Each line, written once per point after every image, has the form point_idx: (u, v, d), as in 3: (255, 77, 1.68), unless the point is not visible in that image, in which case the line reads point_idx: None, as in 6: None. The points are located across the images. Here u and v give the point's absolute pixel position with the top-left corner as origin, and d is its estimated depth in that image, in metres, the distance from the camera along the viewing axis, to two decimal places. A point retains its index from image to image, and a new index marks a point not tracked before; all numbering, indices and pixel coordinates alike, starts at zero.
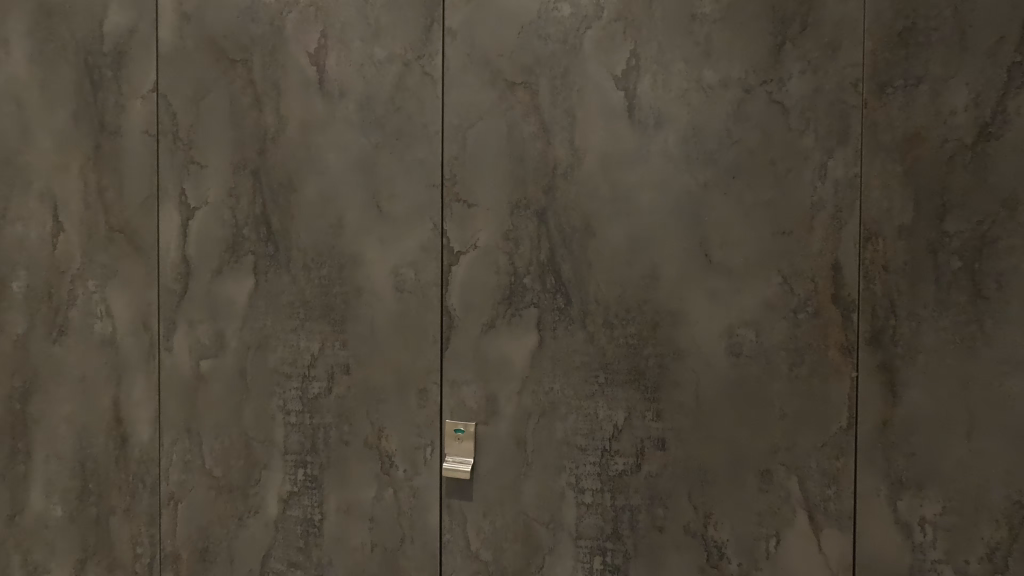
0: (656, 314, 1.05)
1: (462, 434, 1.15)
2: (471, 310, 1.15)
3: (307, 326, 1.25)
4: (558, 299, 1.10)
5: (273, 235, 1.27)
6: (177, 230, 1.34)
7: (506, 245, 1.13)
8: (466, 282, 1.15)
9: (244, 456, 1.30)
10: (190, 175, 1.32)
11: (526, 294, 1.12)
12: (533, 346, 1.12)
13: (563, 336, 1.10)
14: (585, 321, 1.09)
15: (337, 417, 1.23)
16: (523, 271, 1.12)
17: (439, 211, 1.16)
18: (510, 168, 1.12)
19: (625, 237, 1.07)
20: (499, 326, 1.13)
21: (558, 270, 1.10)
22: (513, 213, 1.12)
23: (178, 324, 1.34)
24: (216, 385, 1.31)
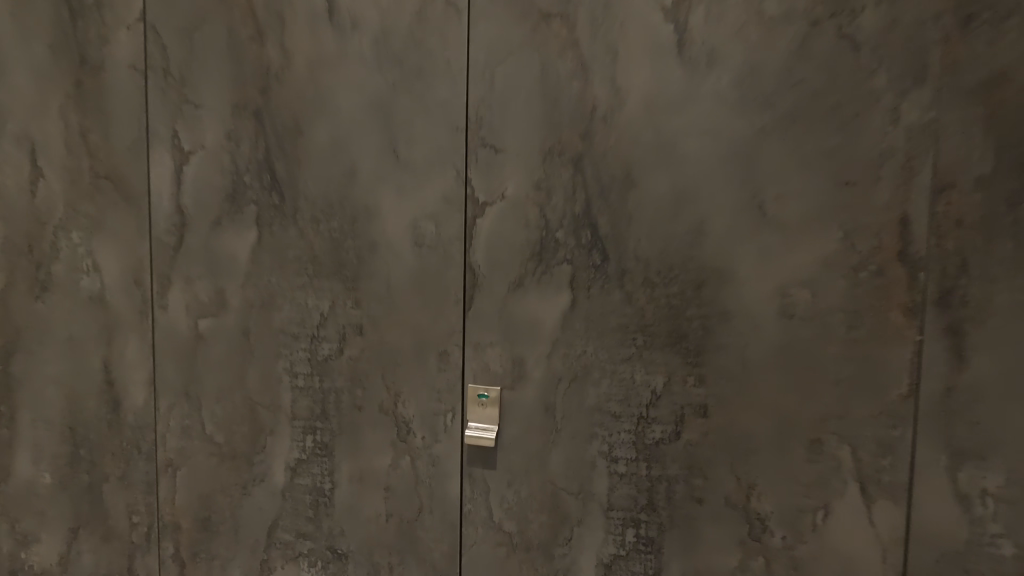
0: (701, 273, 0.97)
1: (486, 400, 1.08)
2: (497, 267, 1.06)
3: (316, 284, 1.15)
4: (594, 256, 1.02)
5: (278, 183, 1.16)
6: (171, 177, 1.22)
7: (537, 196, 1.03)
8: (492, 236, 1.06)
9: (249, 421, 1.21)
10: (185, 116, 1.20)
11: (557, 250, 1.03)
12: (566, 306, 1.03)
13: (598, 295, 1.02)
14: (623, 279, 1.01)
15: (349, 381, 1.15)
16: (555, 225, 1.03)
17: (463, 157, 1.06)
18: (543, 111, 1.02)
19: (669, 187, 0.98)
20: (528, 285, 1.05)
21: (594, 225, 1.02)
22: (545, 161, 1.03)
23: (174, 280, 1.24)
24: (217, 345, 1.22)
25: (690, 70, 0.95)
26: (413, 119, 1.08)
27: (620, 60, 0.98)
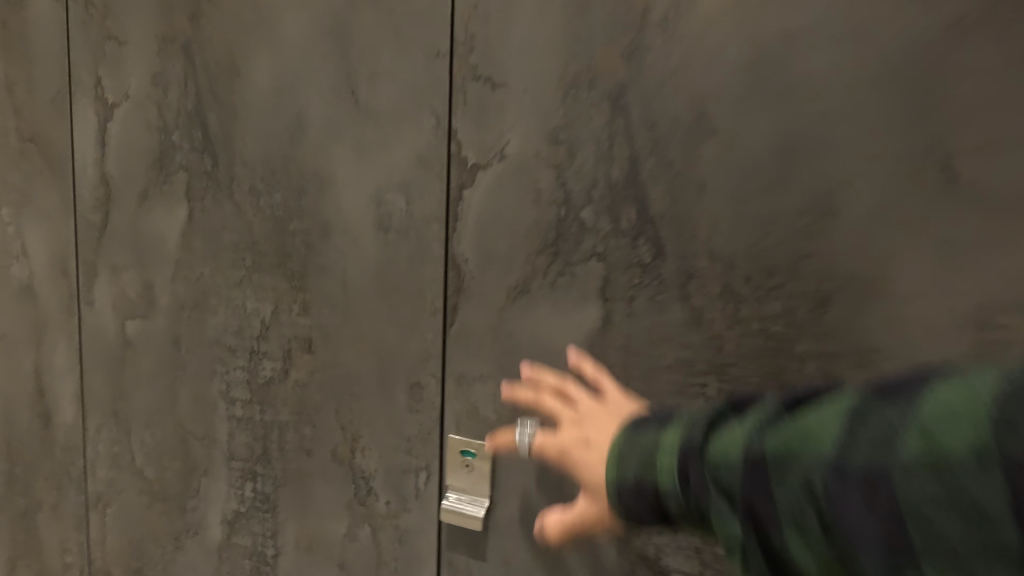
0: (826, 287, 0.59)
1: (473, 460, 0.74)
2: (492, 264, 0.71)
3: (256, 281, 0.85)
4: (641, 251, 0.66)
5: (211, 143, 0.86)
6: (95, 137, 0.95)
7: (554, 155, 0.67)
8: (487, 219, 0.71)
9: (181, 456, 0.94)
10: (109, 56, 0.92)
11: (583, 239, 0.67)
12: (596, 325, 0.68)
13: (648, 312, 0.66)
14: (687, 289, 0.64)
15: (295, 414, 0.84)
16: (580, 200, 0.67)
17: (446, 99, 0.71)
18: (564, 19, 0.65)
19: (773, 140, 0.59)
20: (537, 292, 0.70)
21: (642, 200, 0.65)
22: (566, 100, 0.66)
23: (99, 270, 0.97)
24: (146, 355, 0.95)
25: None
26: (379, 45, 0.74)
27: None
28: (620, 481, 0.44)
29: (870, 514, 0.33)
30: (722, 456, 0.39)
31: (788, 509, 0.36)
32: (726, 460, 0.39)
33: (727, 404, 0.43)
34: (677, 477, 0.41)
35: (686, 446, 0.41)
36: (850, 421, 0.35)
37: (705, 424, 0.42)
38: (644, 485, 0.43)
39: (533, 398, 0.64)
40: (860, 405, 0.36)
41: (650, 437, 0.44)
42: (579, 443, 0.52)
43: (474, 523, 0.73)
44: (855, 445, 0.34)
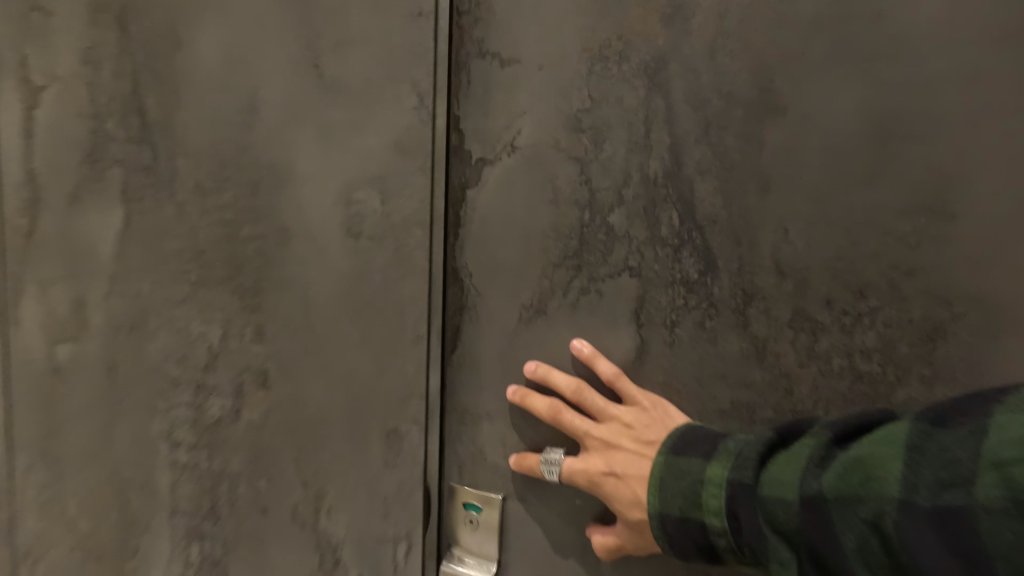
0: (934, 311, 0.51)
1: (478, 514, 0.64)
2: (504, 279, 0.60)
3: (202, 299, 0.69)
4: (685, 265, 0.56)
5: (151, 130, 0.70)
6: (17, 122, 0.75)
7: (574, 145, 0.57)
8: (499, 228, 0.60)
9: (118, 509, 0.77)
10: (31, 21, 0.74)
11: (613, 249, 0.57)
12: (631, 349, 0.58)
13: (703, 340, 0.56)
14: (746, 313, 0.55)
15: (248, 464, 0.68)
16: (606, 200, 0.57)
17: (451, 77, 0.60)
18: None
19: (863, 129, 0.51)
20: (557, 313, 0.59)
21: (686, 199, 0.55)
22: (591, 75, 0.56)
23: (26, 285, 0.78)
24: (77, 386, 0.78)
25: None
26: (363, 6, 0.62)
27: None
28: (664, 515, 0.48)
29: (941, 550, 0.33)
30: (770, 494, 0.42)
31: (852, 548, 0.36)
32: (782, 498, 0.41)
33: (776, 437, 0.46)
34: (726, 516, 0.45)
35: (732, 484, 0.45)
36: (908, 458, 0.36)
37: (755, 461, 0.44)
38: (696, 525, 0.46)
39: (549, 415, 0.58)
40: (917, 439, 0.36)
41: (696, 469, 0.48)
42: (608, 477, 0.54)
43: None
44: (919, 482, 0.35)
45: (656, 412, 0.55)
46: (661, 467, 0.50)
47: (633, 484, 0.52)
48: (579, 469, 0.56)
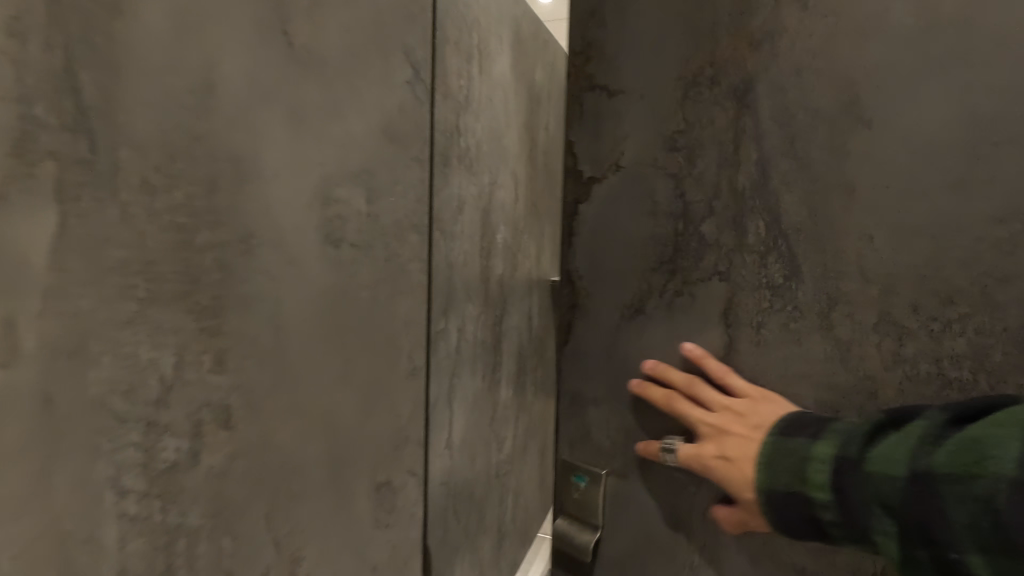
0: (1000, 333, 0.70)
1: (582, 483, 1.04)
2: (610, 274, 0.98)
3: (154, 313, 0.49)
4: (772, 270, 0.83)
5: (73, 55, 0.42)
6: None
7: (674, 163, 0.89)
8: (609, 230, 0.97)
9: None
10: None
11: (705, 255, 0.88)
12: (723, 337, 0.87)
13: (780, 339, 0.83)
14: (829, 315, 0.80)
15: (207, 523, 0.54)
16: (699, 212, 0.88)
17: (654, 137, 0.91)
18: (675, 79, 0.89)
19: (975, 215, 0.71)
20: (653, 308, 0.93)
21: (781, 218, 0.82)
22: (686, 98, 0.88)
23: None
24: None
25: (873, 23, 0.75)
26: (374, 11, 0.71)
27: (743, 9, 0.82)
28: (772, 489, 0.74)
29: None
30: (877, 467, 0.66)
31: (962, 520, 0.58)
32: (886, 473, 0.65)
33: (886, 419, 0.70)
34: (830, 490, 0.69)
35: (838, 459, 0.70)
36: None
37: (860, 442, 0.69)
38: (807, 495, 0.71)
39: (686, 382, 0.88)
40: None
41: (809, 448, 0.72)
42: (722, 458, 0.81)
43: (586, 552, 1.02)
44: None
45: (768, 403, 0.81)
46: (769, 449, 0.76)
47: (743, 466, 0.78)
48: (694, 453, 0.84)
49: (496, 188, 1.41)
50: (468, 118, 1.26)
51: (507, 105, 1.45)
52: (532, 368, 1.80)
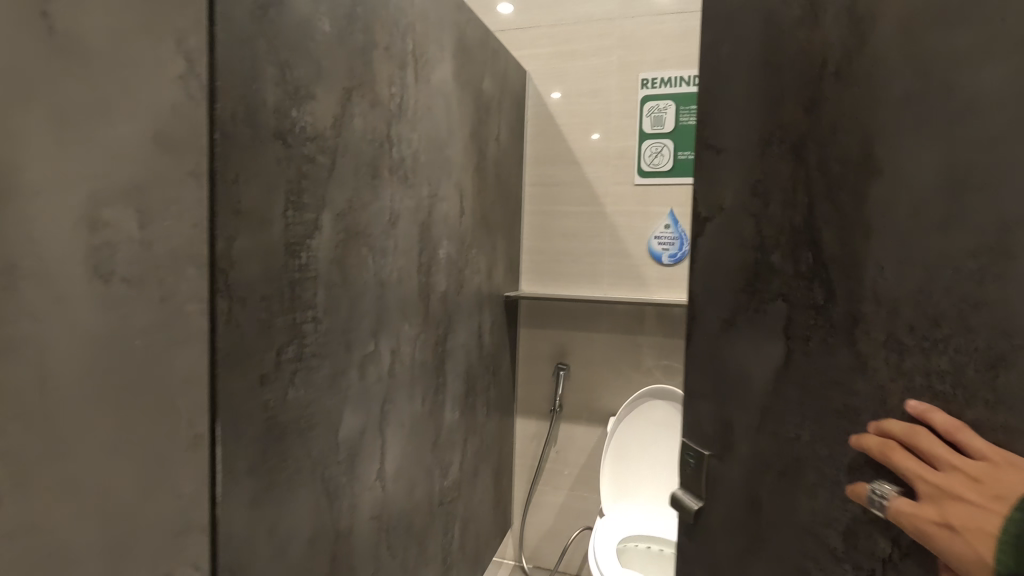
0: (1001, 343, 0.43)
1: (692, 462, 0.74)
2: (712, 301, 0.68)
3: None
4: (814, 291, 0.55)
5: None
6: None
7: (755, 197, 0.62)
8: (709, 265, 0.69)
9: None
10: None
11: (773, 280, 0.60)
12: (773, 372, 0.61)
13: (813, 360, 0.56)
14: (855, 335, 0.52)
15: None
16: (773, 243, 0.60)
17: (734, 178, 0.65)
18: (759, 65, 0.62)
19: (935, 175, 0.46)
20: (742, 332, 0.65)
21: (817, 235, 0.55)
22: (767, 152, 0.60)
23: None
24: None
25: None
26: (255, 62, 0.67)
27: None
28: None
29: None
30: None
31: None
32: None
33: None
34: None
35: None
36: None
37: None
38: None
39: (908, 434, 0.49)
40: None
41: None
42: (949, 529, 0.46)
43: (691, 511, 0.73)
44: None
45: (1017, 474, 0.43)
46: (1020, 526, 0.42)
47: (977, 543, 0.44)
48: (910, 508, 0.49)
49: (461, 218, 1.46)
50: (404, 127, 1.12)
51: (450, 116, 1.35)
52: (481, 390, 1.69)
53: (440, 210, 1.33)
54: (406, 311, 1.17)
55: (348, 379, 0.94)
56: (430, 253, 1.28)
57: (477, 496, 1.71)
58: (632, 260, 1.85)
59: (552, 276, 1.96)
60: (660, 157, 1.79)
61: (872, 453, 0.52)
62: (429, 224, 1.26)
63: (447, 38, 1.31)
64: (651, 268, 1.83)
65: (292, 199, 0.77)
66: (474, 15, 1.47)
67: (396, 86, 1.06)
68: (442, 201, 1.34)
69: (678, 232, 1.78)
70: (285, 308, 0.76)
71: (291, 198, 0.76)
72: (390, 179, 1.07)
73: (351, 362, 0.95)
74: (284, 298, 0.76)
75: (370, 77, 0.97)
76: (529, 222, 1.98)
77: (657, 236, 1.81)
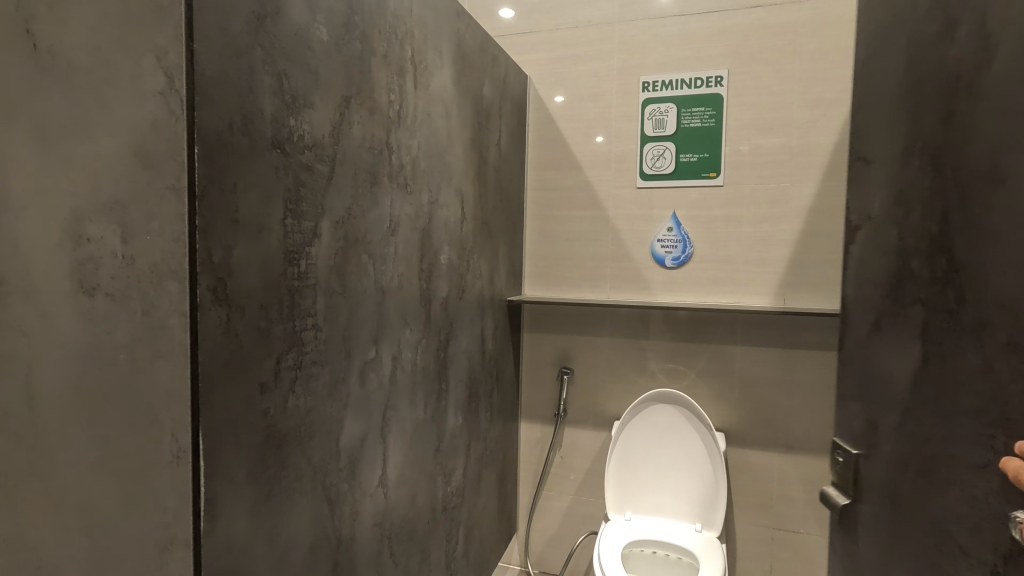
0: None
1: (841, 462, 0.96)
2: (864, 301, 0.89)
3: None
4: (945, 296, 0.69)
5: None
6: None
7: (896, 213, 0.79)
8: (866, 267, 0.88)
9: None
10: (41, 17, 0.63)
11: (913, 285, 0.75)
12: (917, 359, 0.75)
13: (936, 342, 0.71)
14: (961, 321, 0.66)
15: None
16: (939, 254, 0.70)
17: (883, 200, 0.83)
18: (906, 114, 0.77)
19: (1013, 202, 0.58)
20: (889, 327, 0.81)
21: (950, 246, 0.68)
22: (912, 174, 0.76)
23: None
24: None
25: (954, 19, 0.68)
26: (253, 74, 0.68)
27: (892, 51, 0.80)
28: None
29: None
30: None
31: None
32: None
33: None
34: None
35: None
36: None
37: None
38: None
39: None
40: None
41: None
42: None
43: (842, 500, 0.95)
44: None
45: None
46: None
47: None
48: None
49: (462, 224, 1.46)
50: (404, 134, 1.13)
51: (449, 121, 1.35)
52: (484, 395, 1.68)
53: (441, 216, 1.33)
54: (407, 316, 1.16)
55: (348, 386, 0.94)
56: (431, 259, 1.28)
57: (480, 501, 1.70)
58: (635, 263, 1.84)
59: (554, 280, 1.96)
60: (661, 159, 1.78)
61: (1012, 472, 0.59)
62: (429, 230, 1.26)
63: (445, 44, 1.31)
64: (653, 271, 1.82)
65: (290, 207, 0.77)
66: (472, 21, 1.47)
67: (394, 93, 1.06)
68: (442, 207, 1.34)
69: (680, 234, 1.78)
70: (284, 316, 0.76)
71: (289, 207, 0.76)
72: (390, 186, 1.07)
73: (352, 370, 0.95)
74: (282, 306, 0.76)
75: (368, 85, 0.97)
76: (531, 226, 1.98)
77: (659, 238, 1.80)
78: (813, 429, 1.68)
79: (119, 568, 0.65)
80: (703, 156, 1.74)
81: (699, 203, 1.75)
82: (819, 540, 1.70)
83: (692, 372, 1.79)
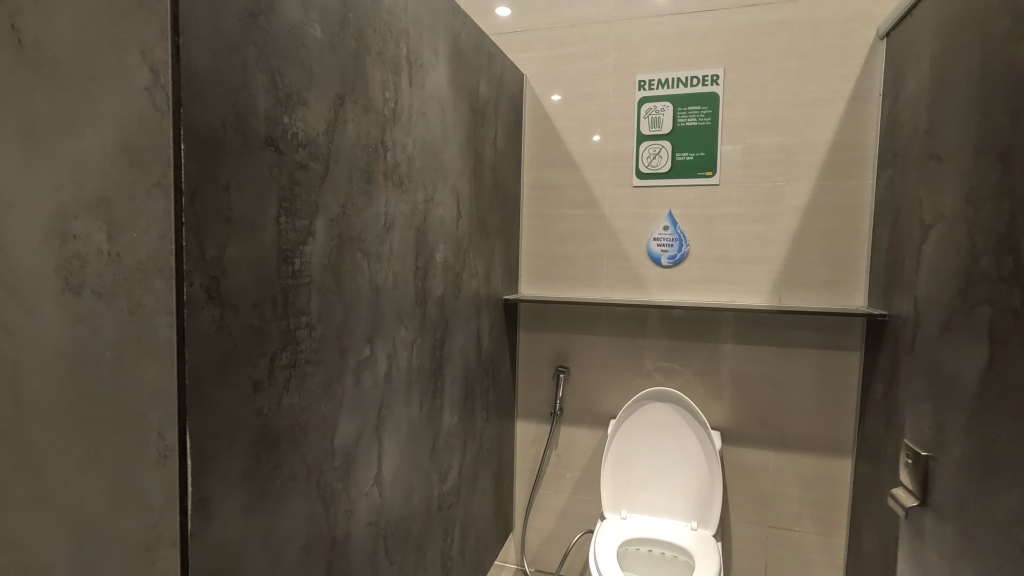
0: None
1: (908, 461, 1.13)
2: (950, 302, 1.03)
3: None
4: (1006, 293, 0.83)
5: None
6: None
7: (965, 221, 0.98)
8: (954, 271, 1.02)
9: None
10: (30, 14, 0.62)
11: (978, 287, 0.92)
12: (982, 348, 0.90)
13: (995, 331, 0.86)
14: (1011, 310, 0.82)
15: None
16: (1003, 259, 0.85)
17: (947, 211, 1.07)
18: (955, 149, 1.05)
19: None
20: (961, 323, 0.98)
21: (1010, 251, 0.83)
22: (977, 191, 0.95)
23: None
24: None
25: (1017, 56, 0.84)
26: (245, 72, 0.67)
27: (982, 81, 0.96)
28: None
29: None
30: None
31: None
32: None
33: None
34: None
35: None
36: None
37: None
38: None
39: None
40: None
41: None
42: None
43: (909, 496, 1.09)
44: None
45: None
46: None
47: None
48: None
49: (458, 223, 1.46)
50: (399, 132, 1.12)
51: (444, 120, 1.35)
52: (480, 394, 1.68)
53: (437, 215, 1.33)
54: (402, 315, 1.16)
55: (343, 386, 0.94)
56: (427, 258, 1.28)
57: (476, 500, 1.69)
58: (631, 262, 1.84)
59: (551, 278, 1.95)
60: (658, 158, 1.78)
61: None
62: (425, 229, 1.26)
63: (441, 43, 1.31)
64: (650, 270, 1.82)
65: (284, 206, 0.76)
66: (468, 19, 1.46)
67: (389, 92, 1.06)
68: (438, 205, 1.33)
69: (677, 233, 1.78)
70: (277, 314, 0.76)
71: (283, 205, 0.76)
72: (386, 185, 1.07)
73: (347, 368, 0.95)
74: (276, 305, 0.76)
75: (364, 83, 0.97)
76: (528, 224, 1.97)
77: (655, 237, 1.80)
78: (808, 427, 1.69)
79: (108, 568, 0.64)
80: (699, 155, 1.74)
81: (695, 201, 1.75)
82: (814, 538, 1.71)
83: (688, 371, 1.80)
